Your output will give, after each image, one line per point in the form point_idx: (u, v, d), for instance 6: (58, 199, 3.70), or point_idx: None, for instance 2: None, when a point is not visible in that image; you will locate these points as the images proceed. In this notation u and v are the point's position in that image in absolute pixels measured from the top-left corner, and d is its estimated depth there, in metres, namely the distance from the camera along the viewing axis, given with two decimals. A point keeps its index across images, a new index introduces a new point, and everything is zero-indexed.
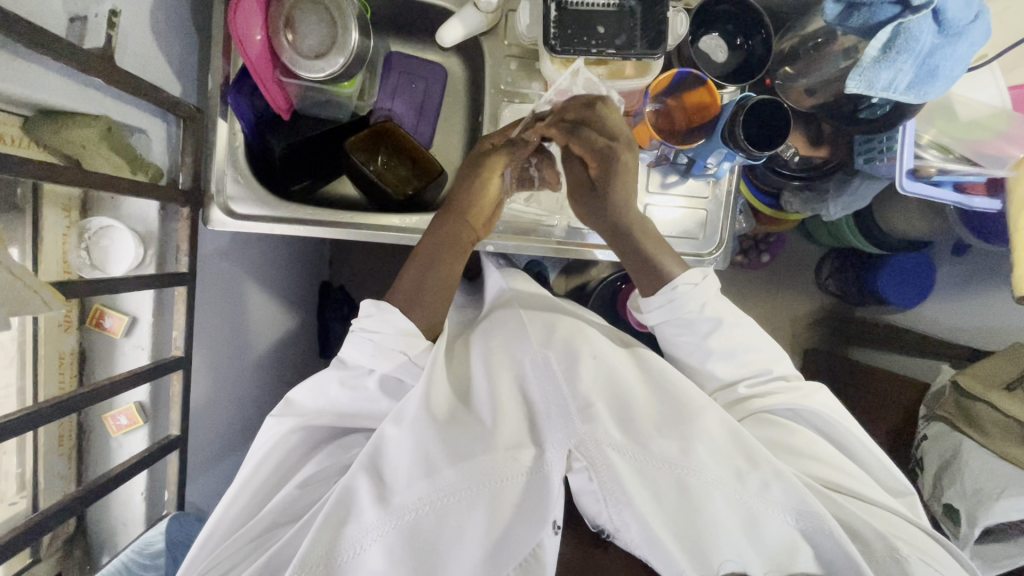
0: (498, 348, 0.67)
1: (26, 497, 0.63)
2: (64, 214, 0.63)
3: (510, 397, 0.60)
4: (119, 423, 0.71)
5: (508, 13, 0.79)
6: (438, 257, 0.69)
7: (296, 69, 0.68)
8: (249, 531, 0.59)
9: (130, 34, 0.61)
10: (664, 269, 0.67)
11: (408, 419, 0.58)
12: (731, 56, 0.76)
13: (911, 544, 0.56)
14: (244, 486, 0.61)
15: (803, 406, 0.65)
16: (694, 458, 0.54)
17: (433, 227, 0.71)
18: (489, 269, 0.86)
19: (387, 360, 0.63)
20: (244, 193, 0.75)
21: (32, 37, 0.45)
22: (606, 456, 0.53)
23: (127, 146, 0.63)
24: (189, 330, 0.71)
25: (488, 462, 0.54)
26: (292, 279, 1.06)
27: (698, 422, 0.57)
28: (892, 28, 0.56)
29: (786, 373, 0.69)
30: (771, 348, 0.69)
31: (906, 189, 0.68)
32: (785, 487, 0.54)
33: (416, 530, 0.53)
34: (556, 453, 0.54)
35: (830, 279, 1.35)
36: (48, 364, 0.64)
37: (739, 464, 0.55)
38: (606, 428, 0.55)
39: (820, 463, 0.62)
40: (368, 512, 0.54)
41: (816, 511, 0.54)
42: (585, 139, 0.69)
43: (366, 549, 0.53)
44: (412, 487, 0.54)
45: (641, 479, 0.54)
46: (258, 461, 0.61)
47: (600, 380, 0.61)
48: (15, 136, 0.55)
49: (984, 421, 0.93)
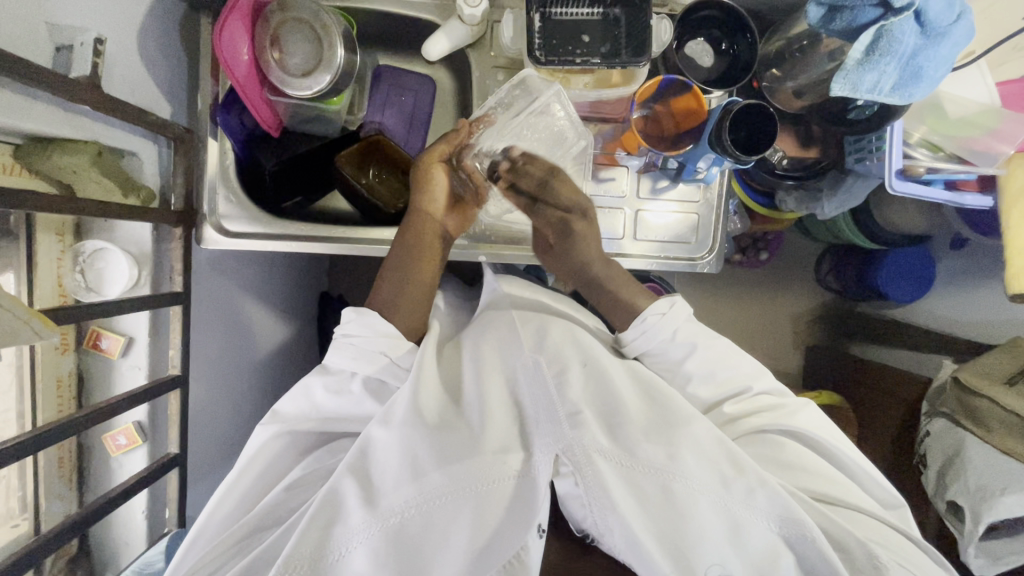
0: (486, 352, 0.67)
1: (28, 519, 0.64)
2: (58, 238, 0.64)
3: (500, 403, 0.61)
4: (118, 443, 0.72)
5: (493, 24, 0.79)
6: (403, 267, 0.70)
7: (283, 88, 0.69)
8: (238, 532, 0.59)
9: (118, 60, 0.62)
10: (635, 304, 0.71)
11: (398, 422, 0.58)
12: (717, 60, 0.76)
13: (890, 549, 0.57)
14: (230, 491, 0.62)
15: (793, 423, 0.65)
16: (680, 463, 0.54)
17: (401, 238, 0.72)
18: (485, 275, 0.86)
19: (370, 362, 0.64)
20: (237, 212, 0.76)
21: (16, 69, 0.46)
22: (592, 460, 0.53)
23: (119, 171, 0.64)
24: (184, 349, 0.71)
25: (474, 467, 0.54)
26: (290, 291, 1.07)
27: (685, 428, 0.58)
28: (874, 30, 0.56)
29: (767, 387, 0.69)
30: (749, 363, 0.70)
31: (896, 189, 0.68)
32: (770, 495, 0.54)
33: (402, 531, 0.53)
34: (543, 458, 0.55)
35: (829, 275, 1.35)
36: (46, 388, 0.64)
37: (725, 469, 0.55)
38: (594, 434, 0.55)
39: (807, 475, 0.63)
40: (354, 513, 0.54)
41: (799, 517, 0.54)
42: (545, 212, 0.75)
43: (351, 550, 0.53)
44: (398, 490, 0.54)
45: (627, 483, 0.54)
46: (244, 467, 0.62)
47: (590, 386, 0.61)
48: (7, 164, 0.55)
49: (985, 417, 0.92)
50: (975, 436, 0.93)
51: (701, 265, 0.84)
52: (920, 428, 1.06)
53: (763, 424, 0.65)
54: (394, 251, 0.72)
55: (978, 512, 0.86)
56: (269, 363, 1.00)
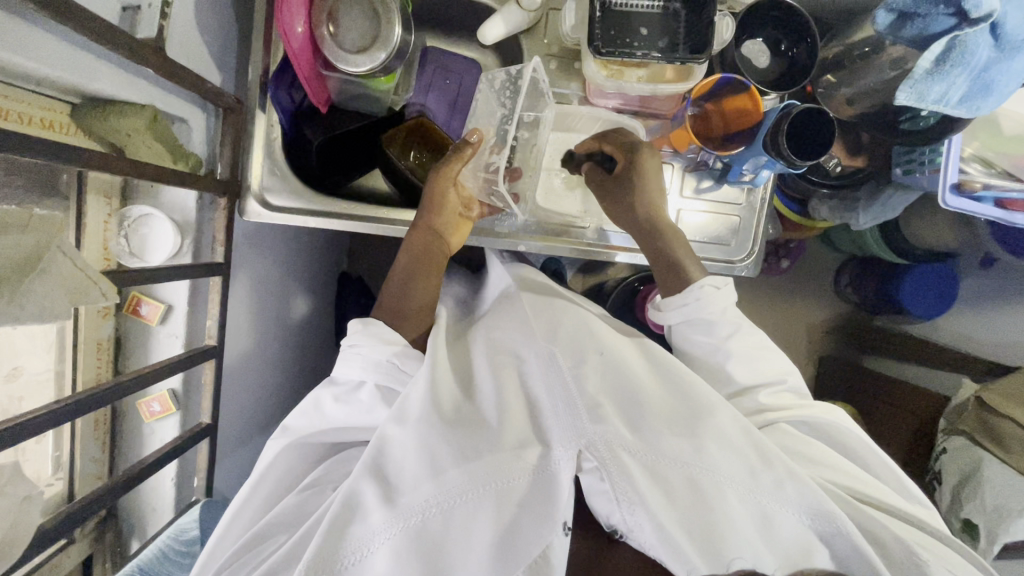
0: (499, 346, 0.68)
1: (62, 478, 0.65)
2: (106, 202, 0.64)
3: (514, 396, 0.61)
4: (152, 409, 0.72)
5: (549, 11, 0.78)
6: (416, 276, 0.71)
7: (337, 62, 0.67)
8: (253, 539, 0.59)
9: (179, 23, 0.61)
10: (686, 270, 0.69)
11: (412, 421, 0.57)
12: (774, 61, 0.75)
13: (927, 549, 0.57)
14: (255, 488, 0.62)
15: (811, 416, 0.65)
16: (706, 456, 0.54)
17: (407, 247, 0.72)
18: (496, 266, 0.85)
19: (376, 370, 0.64)
20: (279, 184, 0.75)
21: (90, 27, 0.46)
22: (618, 456, 0.53)
23: (170, 136, 0.63)
24: (222, 320, 0.71)
25: (494, 462, 0.54)
26: (313, 269, 1.06)
27: (710, 421, 0.57)
28: (947, 40, 0.55)
29: (798, 384, 0.69)
30: (783, 360, 0.70)
31: (948, 204, 0.68)
32: (798, 487, 0.54)
33: (423, 532, 0.52)
34: (565, 453, 0.54)
35: (850, 288, 1.34)
36: (87, 350, 0.65)
37: (752, 461, 0.55)
38: (616, 428, 0.55)
39: (832, 468, 0.62)
40: (374, 513, 0.53)
41: (830, 509, 0.54)
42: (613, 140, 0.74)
43: (372, 552, 0.53)
44: (418, 488, 0.54)
45: (653, 479, 0.53)
46: (261, 473, 0.63)
47: (607, 376, 0.61)
48: (63, 123, 0.56)
49: (1005, 437, 0.93)
50: (993, 455, 0.93)
51: (740, 268, 0.83)
52: (936, 444, 1.07)
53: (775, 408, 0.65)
54: (400, 260, 0.72)
55: (995, 531, 0.87)
56: (287, 336, 0.99)
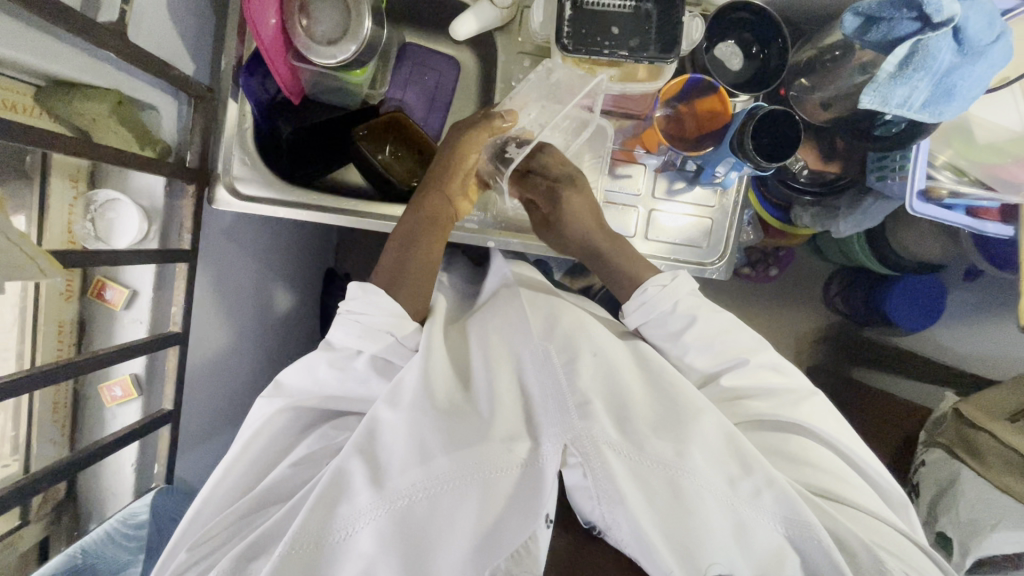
0: (494, 339, 0.66)
1: (19, 459, 0.65)
2: (73, 184, 0.65)
3: (506, 390, 0.60)
4: (114, 394, 0.73)
5: (523, 10, 0.81)
6: (419, 237, 0.69)
7: (308, 55, 0.68)
8: (238, 510, 0.59)
9: (147, 10, 0.62)
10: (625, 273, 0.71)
11: (405, 404, 0.57)
12: (746, 65, 0.75)
13: (894, 554, 0.55)
14: (240, 460, 0.62)
15: (791, 418, 0.64)
16: (688, 459, 0.53)
17: (413, 209, 0.71)
18: (495, 261, 0.83)
19: (376, 341, 0.63)
20: (251, 174, 0.75)
21: (42, 6, 0.46)
22: (601, 453, 0.51)
23: (136, 121, 0.64)
24: (187, 307, 0.71)
25: (482, 452, 0.53)
26: (296, 262, 1.07)
27: (694, 424, 0.56)
28: (910, 44, 0.55)
29: (764, 362, 0.67)
30: (745, 338, 0.68)
31: (913, 210, 0.69)
32: (778, 495, 0.53)
33: (408, 516, 0.51)
34: (552, 448, 0.53)
35: (838, 298, 1.30)
36: (47, 332, 0.65)
37: (733, 469, 0.55)
38: (602, 425, 0.53)
39: (818, 472, 0.61)
40: (361, 494, 0.53)
41: (806, 520, 0.53)
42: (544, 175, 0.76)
43: (359, 530, 0.52)
44: (405, 473, 0.53)
45: (635, 479, 0.52)
46: (247, 440, 0.62)
47: (600, 377, 0.59)
48: (27, 105, 0.56)
49: (982, 449, 0.91)
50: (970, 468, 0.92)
51: (711, 270, 0.82)
52: (915, 457, 1.06)
53: (760, 410, 0.64)
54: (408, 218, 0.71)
55: (968, 545, 0.86)
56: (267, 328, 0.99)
